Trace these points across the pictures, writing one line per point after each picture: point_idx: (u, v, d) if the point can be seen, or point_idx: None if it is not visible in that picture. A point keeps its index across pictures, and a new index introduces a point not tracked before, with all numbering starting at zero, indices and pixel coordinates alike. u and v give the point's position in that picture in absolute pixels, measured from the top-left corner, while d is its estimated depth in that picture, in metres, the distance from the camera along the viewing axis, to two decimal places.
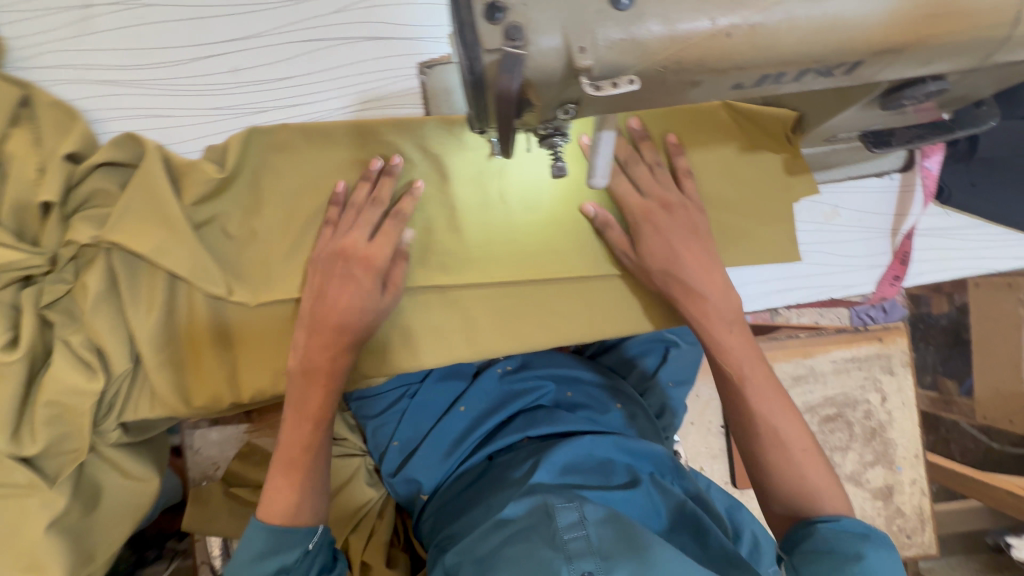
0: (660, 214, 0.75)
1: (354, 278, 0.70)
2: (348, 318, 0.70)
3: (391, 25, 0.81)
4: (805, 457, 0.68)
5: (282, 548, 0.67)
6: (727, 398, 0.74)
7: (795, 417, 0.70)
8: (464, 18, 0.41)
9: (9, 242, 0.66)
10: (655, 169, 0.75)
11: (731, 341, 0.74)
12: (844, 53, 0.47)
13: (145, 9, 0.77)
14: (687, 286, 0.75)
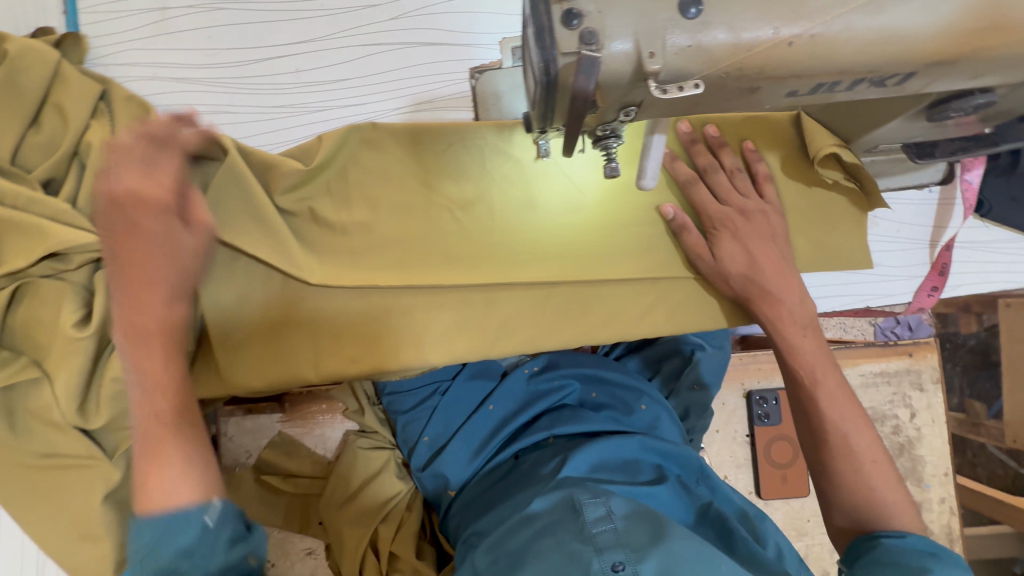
0: (740, 220, 0.77)
1: (140, 221, 0.59)
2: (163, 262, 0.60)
3: (447, 32, 0.86)
4: (875, 468, 0.69)
5: (168, 533, 0.51)
6: (799, 405, 0.75)
7: (867, 429, 0.71)
8: (543, 25, 0.45)
9: (87, 229, 0.71)
10: (734, 175, 0.78)
11: (805, 346, 0.76)
12: (900, 63, 0.49)
13: (218, 13, 0.83)
14: (766, 291, 0.76)
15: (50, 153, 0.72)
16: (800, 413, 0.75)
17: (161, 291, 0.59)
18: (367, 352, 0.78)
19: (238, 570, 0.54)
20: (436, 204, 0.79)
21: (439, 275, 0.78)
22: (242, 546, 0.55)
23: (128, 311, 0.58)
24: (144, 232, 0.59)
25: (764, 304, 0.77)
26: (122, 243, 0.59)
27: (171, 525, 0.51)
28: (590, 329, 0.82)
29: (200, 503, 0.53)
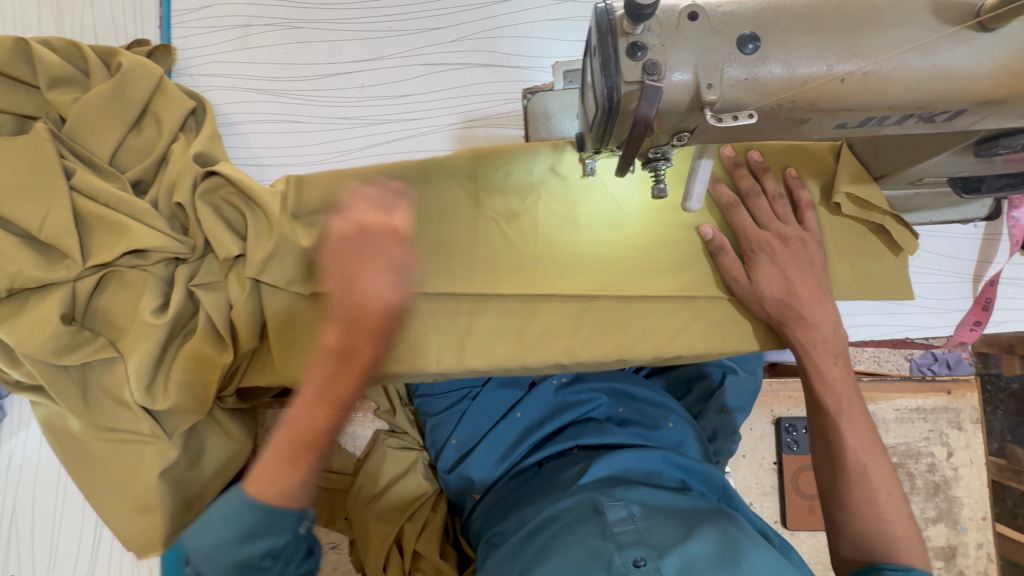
0: (777, 245, 0.78)
1: (386, 237, 0.54)
2: (405, 287, 0.53)
3: (504, 54, 0.91)
4: (889, 502, 0.70)
5: (270, 533, 0.60)
6: (817, 432, 0.76)
7: (885, 463, 0.72)
8: (608, 56, 0.49)
9: (165, 230, 0.78)
10: (774, 202, 0.80)
11: (834, 373, 0.77)
12: (949, 101, 0.51)
13: (293, 32, 0.90)
14: (799, 315, 0.77)
15: (143, 157, 0.81)
16: (820, 438, 0.75)
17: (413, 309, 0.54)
18: (407, 352, 0.82)
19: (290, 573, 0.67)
20: (484, 215, 0.83)
21: (484, 284, 0.82)
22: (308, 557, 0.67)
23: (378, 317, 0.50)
24: (387, 249, 0.54)
25: (797, 329, 0.78)
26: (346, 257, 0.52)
27: (268, 528, 0.59)
28: (624, 344, 0.85)
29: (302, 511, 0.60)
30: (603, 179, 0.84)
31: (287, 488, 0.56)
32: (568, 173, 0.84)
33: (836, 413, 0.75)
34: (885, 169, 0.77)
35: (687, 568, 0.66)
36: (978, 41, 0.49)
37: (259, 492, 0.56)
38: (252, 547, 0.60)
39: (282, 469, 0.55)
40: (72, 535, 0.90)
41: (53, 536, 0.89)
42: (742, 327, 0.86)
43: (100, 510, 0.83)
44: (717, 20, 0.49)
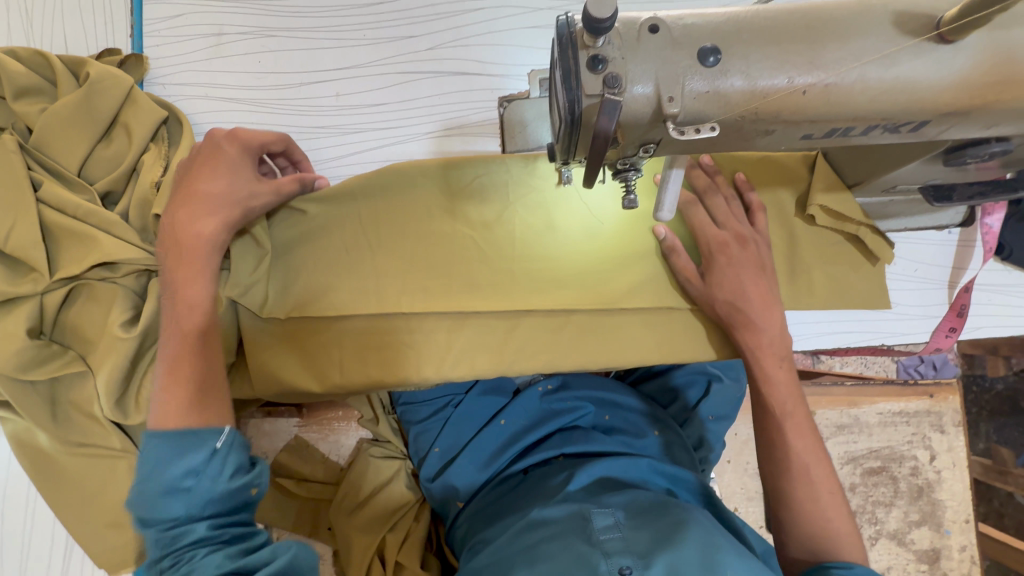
0: (736, 248, 0.78)
1: (222, 152, 0.70)
2: (225, 207, 0.69)
3: (480, 63, 0.91)
4: (831, 500, 0.72)
5: (186, 445, 0.58)
6: (765, 433, 0.76)
7: (826, 462, 0.74)
8: (570, 69, 0.48)
9: (136, 242, 0.76)
10: (731, 202, 0.80)
11: (778, 376, 0.77)
12: (912, 113, 0.51)
13: (267, 40, 0.89)
14: (749, 320, 0.77)
15: (113, 167, 0.80)
16: (765, 440, 0.76)
17: (225, 218, 0.69)
18: (385, 366, 0.81)
19: (237, 500, 0.58)
20: (458, 230, 0.83)
21: (460, 300, 0.82)
22: (246, 474, 0.59)
23: (189, 228, 0.68)
24: (220, 164, 0.70)
25: (746, 332, 0.77)
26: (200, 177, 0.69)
27: (189, 439, 0.58)
28: (603, 353, 0.84)
29: (211, 424, 0.61)
30: (578, 190, 0.84)
31: (181, 406, 0.62)
32: (543, 184, 0.84)
33: (782, 415, 0.75)
34: (859, 177, 0.77)
35: None
36: (939, 53, 0.49)
37: (163, 413, 0.61)
38: (176, 465, 0.56)
39: (173, 384, 0.63)
40: (45, 552, 0.89)
41: (25, 552, 0.88)
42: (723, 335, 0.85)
43: (72, 526, 0.82)
44: (678, 32, 0.49)
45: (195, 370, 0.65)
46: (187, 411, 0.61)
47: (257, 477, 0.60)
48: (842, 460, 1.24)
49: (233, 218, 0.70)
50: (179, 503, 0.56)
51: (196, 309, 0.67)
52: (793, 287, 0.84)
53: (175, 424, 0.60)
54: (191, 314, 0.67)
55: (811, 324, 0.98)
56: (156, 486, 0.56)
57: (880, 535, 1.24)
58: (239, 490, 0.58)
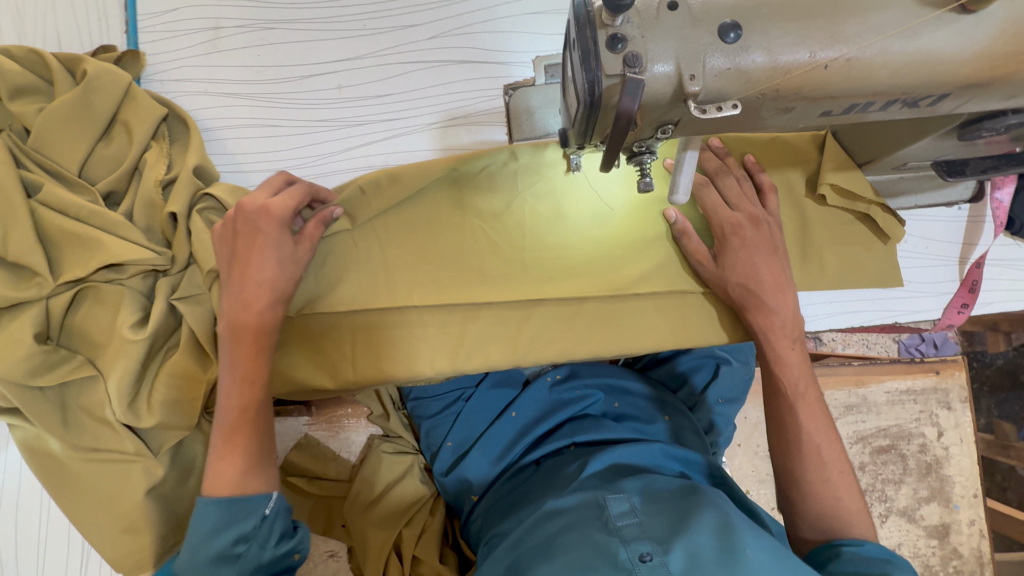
0: (749, 228, 0.77)
1: (264, 227, 0.67)
2: (273, 287, 0.68)
3: (483, 50, 0.89)
4: (842, 479, 0.72)
5: (238, 518, 0.62)
6: (776, 414, 0.76)
7: (837, 441, 0.74)
8: (589, 48, 0.47)
9: (141, 242, 0.75)
10: (743, 183, 0.79)
11: (791, 358, 0.77)
12: (932, 86, 0.51)
13: (266, 33, 0.87)
14: (761, 302, 0.77)
15: (114, 167, 0.78)
16: (776, 419, 0.76)
17: (277, 295, 0.69)
18: (397, 360, 0.81)
19: (281, 564, 0.65)
20: (469, 221, 0.82)
21: (472, 291, 0.81)
22: (291, 539, 0.66)
23: (243, 304, 0.67)
24: (265, 246, 0.67)
25: (758, 314, 0.77)
26: (249, 259, 0.67)
27: (239, 509, 0.62)
28: (617, 341, 0.84)
29: (261, 494, 0.65)
30: (588, 176, 0.83)
31: (236, 477, 0.64)
32: (552, 172, 0.84)
33: (793, 396, 0.75)
34: (869, 155, 0.77)
35: (693, 562, 0.64)
36: (959, 24, 0.48)
37: (216, 483, 0.64)
38: (226, 535, 0.61)
39: (230, 455, 0.65)
40: (60, 559, 0.88)
41: (40, 559, 0.87)
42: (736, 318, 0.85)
43: (86, 532, 0.81)
44: (697, 10, 0.48)
45: (251, 444, 0.66)
46: (240, 482, 0.64)
47: (299, 541, 0.67)
48: (851, 439, 1.25)
49: (281, 295, 0.69)
50: (230, 568, 0.61)
51: (253, 386, 0.67)
52: (805, 268, 0.84)
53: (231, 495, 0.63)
54: (250, 389, 0.67)
55: (820, 304, 0.99)
56: (209, 551, 0.61)
57: (890, 513, 1.25)
58: (284, 556, 0.64)
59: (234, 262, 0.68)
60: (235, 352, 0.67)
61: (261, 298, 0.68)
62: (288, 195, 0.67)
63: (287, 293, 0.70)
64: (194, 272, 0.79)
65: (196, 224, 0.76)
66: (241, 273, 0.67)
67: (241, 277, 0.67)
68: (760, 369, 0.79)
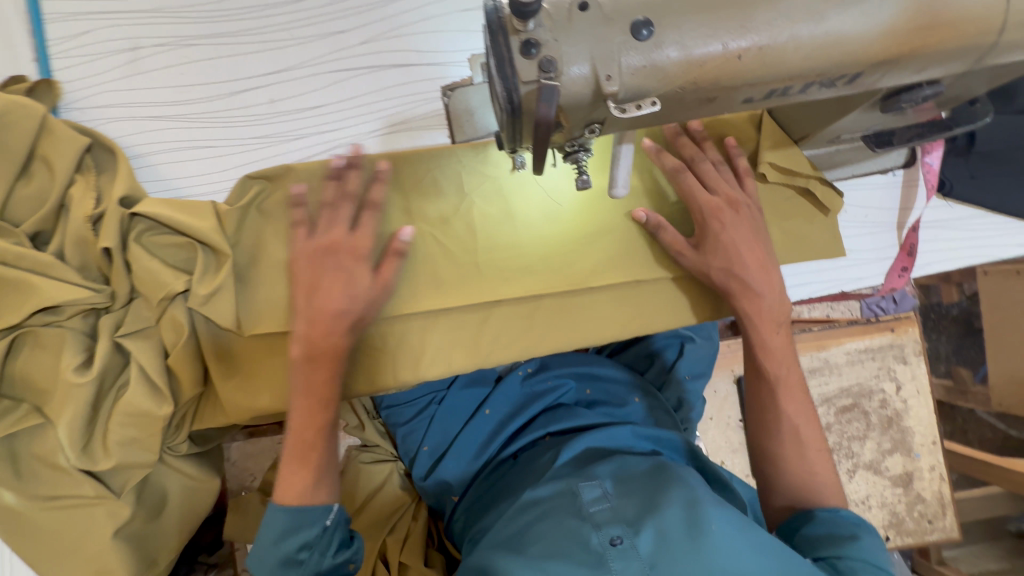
0: (727, 211, 0.77)
1: (319, 262, 0.68)
2: (348, 314, 0.68)
3: (416, 52, 0.87)
4: (820, 457, 0.75)
5: (303, 527, 0.66)
6: (757, 398, 0.79)
7: (816, 423, 0.76)
8: (503, 56, 0.47)
9: (76, 282, 0.72)
10: (720, 167, 0.79)
11: (774, 342, 0.78)
12: (844, 66, 0.52)
13: (188, 49, 0.83)
14: (745, 284, 0.78)
15: (38, 205, 0.75)
16: (757, 401, 0.79)
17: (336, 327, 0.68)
18: (357, 378, 0.80)
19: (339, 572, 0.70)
20: (416, 228, 0.80)
21: (428, 299, 0.80)
22: (347, 549, 0.71)
23: (321, 334, 0.67)
24: (343, 280, 0.68)
25: (741, 298, 0.78)
26: (340, 290, 0.68)
27: (304, 517, 0.66)
28: (576, 334, 0.85)
29: (322, 502, 0.68)
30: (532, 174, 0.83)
31: (303, 485, 0.67)
32: (499, 172, 0.83)
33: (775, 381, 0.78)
34: (804, 132, 0.79)
35: (662, 541, 0.66)
36: (863, 5, 0.49)
37: (295, 491, 0.67)
38: (292, 542, 0.65)
39: (300, 467, 0.67)
40: None
41: None
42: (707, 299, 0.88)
43: None
44: (609, 8, 0.48)
45: (322, 456, 0.68)
46: (311, 490, 0.67)
47: (354, 553, 0.72)
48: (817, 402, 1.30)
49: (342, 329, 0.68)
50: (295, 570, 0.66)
51: (326, 410, 0.68)
52: None
53: (300, 502, 0.66)
54: (322, 411, 0.68)
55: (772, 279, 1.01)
56: (277, 554, 0.65)
57: (857, 467, 1.30)
58: (341, 565, 0.69)
59: (295, 288, 0.69)
60: (311, 378, 0.68)
61: (347, 322, 0.68)
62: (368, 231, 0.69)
63: (359, 318, 0.69)
64: (137, 306, 0.77)
65: (131, 257, 0.73)
66: (307, 301, 0.68)
67: (322, 312, 0.67)
68: (743, 349, 0.80)
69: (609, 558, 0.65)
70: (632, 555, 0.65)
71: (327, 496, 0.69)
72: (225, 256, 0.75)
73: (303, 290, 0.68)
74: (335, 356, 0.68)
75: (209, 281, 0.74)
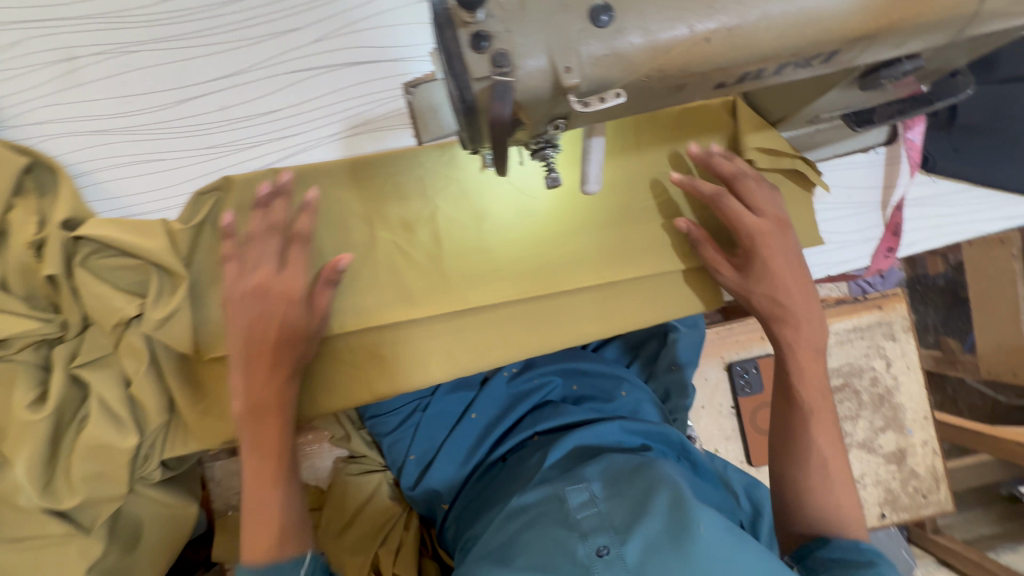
0: (776, 236, 0.76)
1: (245, 308, 0.67)
2: (288, 350, 0.68)
3: (374, 48, 0.83)
4: (844, 491, 0.72)
5: None
6: (787, 424, 0.76)
7: (843, 455, 0.74)
8: (451, 49, 0.43)
9: (23, 313, 0.68)
10: (762, 186, 0.78)
11: (812, 370, 0.76)
12: (820, 44, 0.48)
13: (129, 56, 0.78)
14: (792, 312, 0.76)
15: None
16: (784, 430, 0.76)
17: (274, 369, 0.67)
18: (331, 394, 0.80)
19: None
20: (381, 237, 0.78)
21: (397, 311, 0.79)
22: None
23: (261, 380, 0.67)
24: (278, 321, 0.67)
25: (786, 328, 0.76)
26: (277, 339, 0.67)
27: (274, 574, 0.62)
28: (558, 338, 0.85)
29: (293, 558, 0.64)
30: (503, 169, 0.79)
31: (269, 544, 0.64)
32: (469, 171, 0.80)
33: (806, 411, 0.75)
34: (784, 113, 0.76)
35: (649, 548, 0.65)
36: None
37: (260, 552, 0.63)
38: None
39: (261, 524, 0.64)
40: None
41: None
42: (705, 290, 0.89)
43: None
44: None
45: (283, 508, 0.65)
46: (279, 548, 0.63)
47: None
48: None
49: (284, 367, 0.68)
50: None
51: (281, 455, 0.67)
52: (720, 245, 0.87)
53: (270, 561, 0.63)
54: (275, 459, 0.66)
55: None
56: None
57: (851, 446, 1.30)
58: None
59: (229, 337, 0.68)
60: (258, 426, 0.66)
61: (286, 368, 0.68)
62: (295, 267, 0.68)
63: (299, 355, 0.69)
64: (93, 334, 0.73)
65: (81, 283, 0.69)
66: (241, 349, 0.67)
67: (261, 356, 0.67)
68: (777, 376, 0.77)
69: (595, 571, 0.64)
70: (619, 566, 0.64)
71: (297, 550, 0.65)
72: (181, 275, 0.71)
73: (237, 335, 0.67)
74: (281, 398, 0.68)
75: (165, 303, 0.71)
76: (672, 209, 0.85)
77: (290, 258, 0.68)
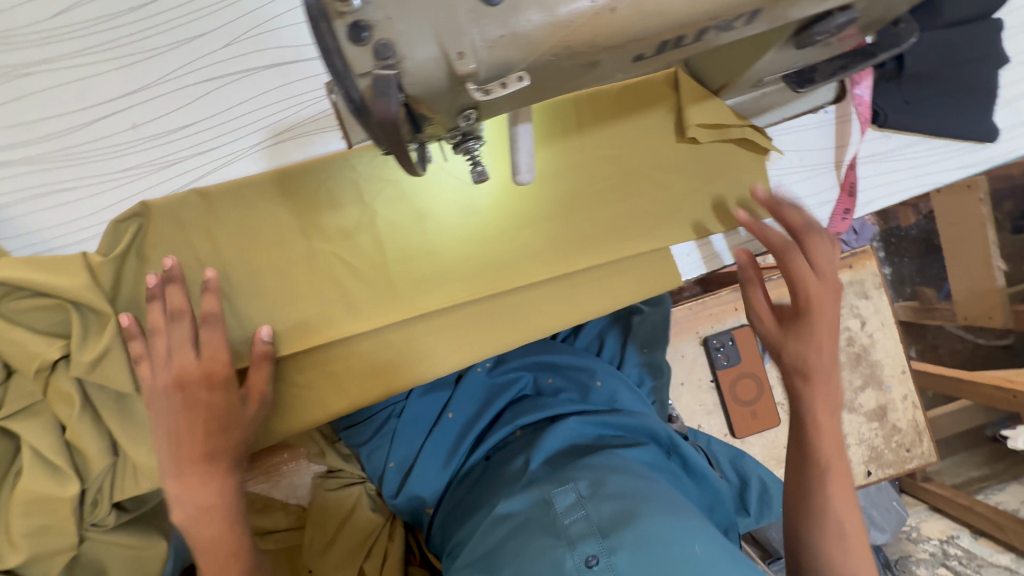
0: (829, 304, 0.74)
1: (169, 399, 0.66)
2: (219, 429, 0.66)
3: (291, 48, 0.78)
4: (862, 557, 0.68)
5: None
6: (802, 480, 0.72)
7: (858, 525, 0.70)
8: (328, 44, 0.39)
9: None
10: (830, 251, 0.77)
11: (828, 427, 0.73)
12: (740, 3, 0.45)
13: (26, 79, 0.72)
14: (821, 372, 0.73)
15: None
16: (800, 481, 0.73)
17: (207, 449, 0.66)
18: (285, 416, 0.76)
19: None
20: (318, 249, 0.74)
21: (343, 326, 0.75)
22: None
23: (196, 466, 0.65)
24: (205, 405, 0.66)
25: (809, 386, 0.73)
26: (206, 426, 0.66)
27: None
28: (517, 331, 0.82)
29: None
30: (441, 166, 0.76)
31: None
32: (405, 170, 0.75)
33: (827, 469, 0.71)
34: (723, 80, 0.73)
35: (637, 556, 0.62)
36: None
37: None
38: None
39: None
40: None
41: None
42: (665, 271, 0.87)
43: None
44: None
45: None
46: None
47: None
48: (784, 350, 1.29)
49: (220, 447, 0.66)
50: None
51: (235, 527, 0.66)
52: (676, 222, 0.85)
53: None
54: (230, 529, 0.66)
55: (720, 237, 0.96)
56: None
57: None
58: None
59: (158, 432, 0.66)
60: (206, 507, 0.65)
61: (223, 443, 0.67)
62: (218, 351, 0.68)
63: (236, 429, 0.68)
64: (16, 382, 0.69)
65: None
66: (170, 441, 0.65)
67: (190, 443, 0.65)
68: (795, 425, 0.75)
69: None
70: None
71: None
72: (109, 315, 0.68)
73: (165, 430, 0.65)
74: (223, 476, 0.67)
75: (94, 344, 0.68)
76: (623, 190, 0.82)
77: (204, 343, 0.67)
